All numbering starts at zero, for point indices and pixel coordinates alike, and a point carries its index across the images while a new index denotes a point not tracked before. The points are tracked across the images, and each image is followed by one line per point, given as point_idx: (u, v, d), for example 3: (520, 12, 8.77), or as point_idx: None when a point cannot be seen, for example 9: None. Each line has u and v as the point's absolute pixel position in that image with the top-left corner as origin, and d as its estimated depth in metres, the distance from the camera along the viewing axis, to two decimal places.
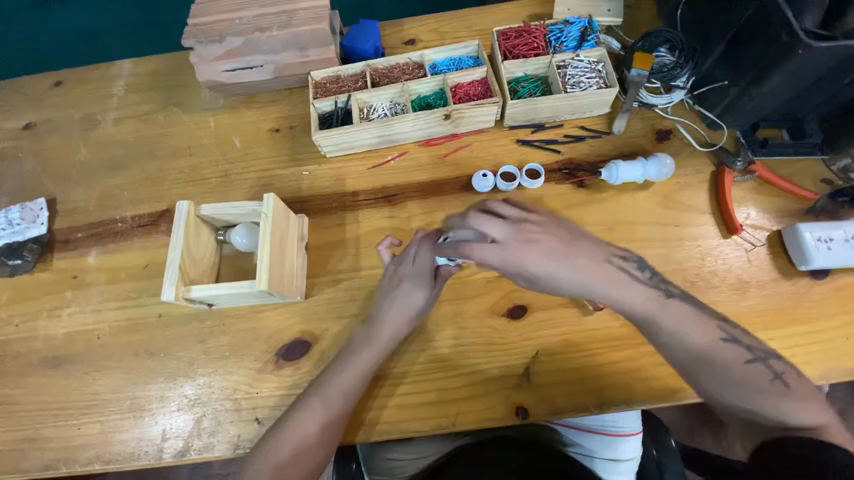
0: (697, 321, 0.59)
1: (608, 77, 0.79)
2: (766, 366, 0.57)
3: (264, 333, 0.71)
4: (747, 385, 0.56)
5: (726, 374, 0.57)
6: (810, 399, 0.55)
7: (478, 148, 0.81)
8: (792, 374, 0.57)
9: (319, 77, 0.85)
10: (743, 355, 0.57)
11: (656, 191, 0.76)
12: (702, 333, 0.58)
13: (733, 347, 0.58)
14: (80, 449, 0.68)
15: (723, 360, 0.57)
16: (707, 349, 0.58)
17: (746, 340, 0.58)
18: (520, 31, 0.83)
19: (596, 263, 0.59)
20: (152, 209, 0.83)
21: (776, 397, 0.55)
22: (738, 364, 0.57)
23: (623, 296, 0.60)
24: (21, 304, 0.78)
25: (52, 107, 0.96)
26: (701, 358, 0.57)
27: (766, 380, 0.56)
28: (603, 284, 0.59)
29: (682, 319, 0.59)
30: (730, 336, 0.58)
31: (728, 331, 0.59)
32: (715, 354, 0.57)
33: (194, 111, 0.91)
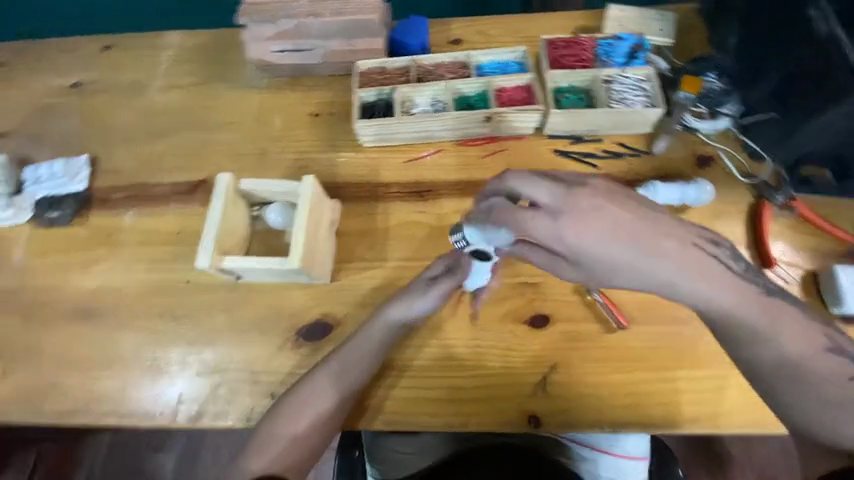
0: (802, 328, 0.56)
1: (654, 97, 0.79)
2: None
3: (287, 311, 0.72)
4: (845, 403, 0.56)
5: (827, 392, 0.56)
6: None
7: (515, 154, 0.81)
8: None
9: (365, 66, 0.85)
10: (847, 371, 0.57)
11: (690, 216, 0.75)
12: (807, 342, 0.56)
13: (838, 359, 0.57)
14: (99, 402, 0.70)
15: (830, 377, 0.56)
16: (813, 360, 0.56)
17: (849, 352, 0.57)
18: (569, 42, 0.83)
19: (699, 258, 0.53)
20: (189, 178, 0.85)
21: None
22: (842, 379, 0.56)
23: (735, 301, 0.54)
24: (54, 255, 0.80)
25: (102, 69, 0.98)
26: (805, 373, 0.56)
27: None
28: (712, 285, 0.53)
29: (789, 326, 0.56)
30: (835, 346, 0.57)
31: (832, 340, 0.57)
32: (820, 368, 0.56)
33: (239, 88, 0.93)
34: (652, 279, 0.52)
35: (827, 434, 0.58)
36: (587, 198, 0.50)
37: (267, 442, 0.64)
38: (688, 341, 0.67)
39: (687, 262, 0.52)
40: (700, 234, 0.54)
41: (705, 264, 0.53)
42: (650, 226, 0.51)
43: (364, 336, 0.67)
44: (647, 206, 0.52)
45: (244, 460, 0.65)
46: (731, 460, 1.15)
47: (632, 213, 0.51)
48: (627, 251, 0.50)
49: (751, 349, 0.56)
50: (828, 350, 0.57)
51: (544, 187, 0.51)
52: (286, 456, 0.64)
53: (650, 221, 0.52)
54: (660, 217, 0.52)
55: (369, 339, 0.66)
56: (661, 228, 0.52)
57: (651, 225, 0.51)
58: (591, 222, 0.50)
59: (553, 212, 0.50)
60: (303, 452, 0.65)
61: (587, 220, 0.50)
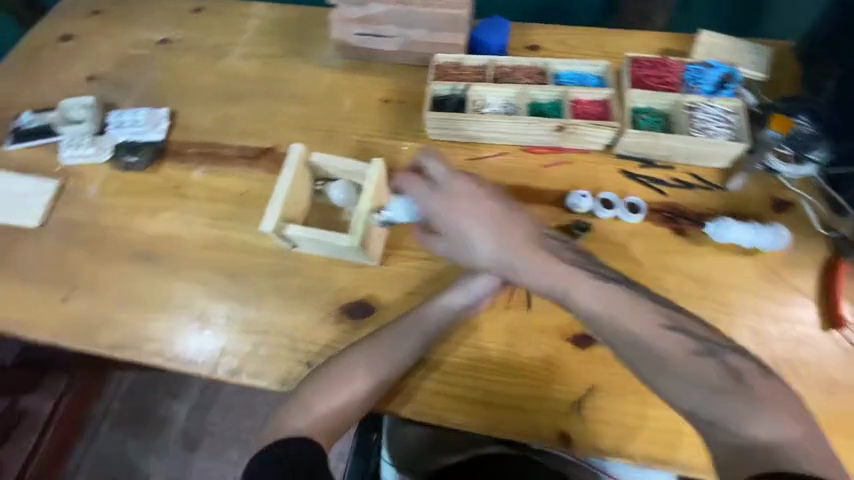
0: (636, 308, 0.57)
1: (739, 132, 0.76)
2: (721, 362, 0.54)
3: (333, 286, 0.74)
4: (697, 381, 0.53)
5: (677, 369, 0.54)
6: (779, 406, 0.51)
7: (581, 168, 0.80)
8: (752, 374, 0.54)
9: (442, 60, 0.86)
10: (686, 346, 0.55)
11: (757, 260, 0.72)
12: (632, 318, 0.56)
13: (679, 337, 0.55)
14: (147, 341, 0.74)
15: (664, 351, 0.55)
16: (636, 330, 0.56)
17: (690, 328, 0.56)
18: (655, 63, 0.81)
19: (531, 240, 0.61)
20: (258, 144, 0.88)
21: (731, 398, 0.52)
22: (683, 355, 0.54)
23: (564, 277, 0.59)
24: (125, 198, 0.85)
25: (189, 29, 1.03)
26: (646, 349, 0.55)
27: (716, 376, 0.53)
28: (533, 261, 0.60)
29: (624, 311, 0.57)
30: (678, 326, 0.56)
31: (676, 321, 0.56)
32: (659, 343, 0.55)
33: (314, 64, 0.96)
34: (482, 250, 0.62)
35: (701, 420, 0.53)
36: (459, 181, 0.65)
37: (301, 408, 0.66)
38: None
39: (511, 238, 0.61)
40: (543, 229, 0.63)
41: (542, 247, 0.60)
42: (466, 202, 0.63)
43: (410, 323, 0.69)
44: (493, 194, 0.64)
45: (275, 422, 0.67)
46: None
47: (488, 195, 0.64)
48: (463, 222, 0.62)
49: (593, 326, 0.58)
50: (668, 326, 0.56)
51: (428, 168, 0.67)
52: (316, 426, 0.66)
53: (480, 199, 0.63)
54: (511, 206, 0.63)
55: (414, 327, 0.68)
56: (500, 211, 0.63)
57: (480, 202, 0.63)
58: (454, 199, 0.63)
59: (434, 184, 0.65)
60: (332, 425, 0.67)
61: (451, 193, 0.64)
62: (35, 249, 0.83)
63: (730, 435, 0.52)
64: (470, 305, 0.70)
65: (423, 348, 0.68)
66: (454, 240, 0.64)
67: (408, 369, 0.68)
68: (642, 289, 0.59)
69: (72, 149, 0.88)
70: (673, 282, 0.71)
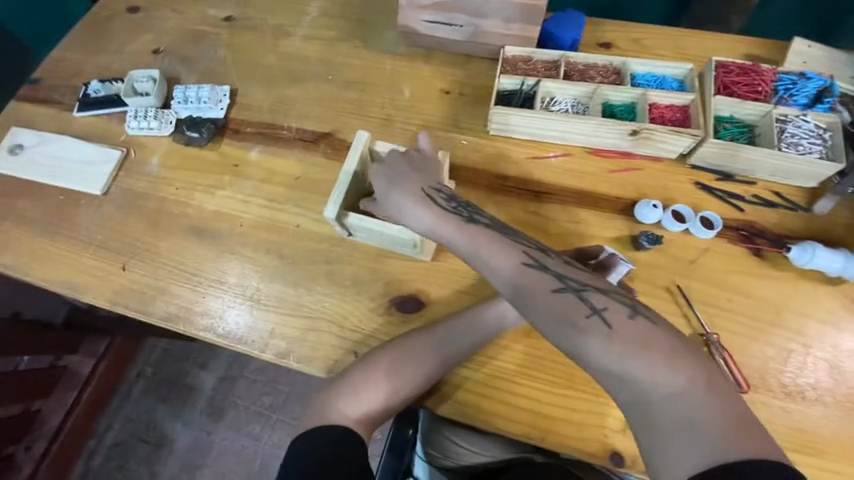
0: (504, 247, 0.60)
1: (833, 150, 0.70)
2: (580, 299, 0.54)
3: (385, 278, 0.73)
4: (563, 321, 0.54)
5: (541, 309, 0.55)
6: (645, 344, 0.51)
7: (651, 176, 0.75)
8: (616, 313, 0.53)
9: (511, 53, 0.83)
10: (550, 285, 0.56)
11: (841, 291, 0.67)
12: (503, 258, 0.59)
13: (539, 274, 0.57)
14: (199, 315, 0.75)
15: (532, 291, 0.56)
16: (510, 274, 0.58)
17: (552, 267, 0.57)
18: (744, 70, 0.76)
19: (422, 193, 0.66)
20: (316, 128, 0.87)
21: (595, 337, 0.52)
22: (546, 293, 0.55)
23: (448, 224, 0.63)
24: (184, 172, 0.86)
25: (253, 8, 1.03)
26: (515, 289, 0.57)
27: (580, 313, 0.53)
28: (422, 209, 0.65)
29: (494, 249, 0.60)
30: (537, 262, 0.58)
31: (534, 258, 0.58)
32: (525, 282, 0.57)
33: (375, 50, 0.94)
34: (393, 206, 0.66)
35: (588, 368, 0.53)
36: (393, 154, 0.71)
37: (348, 396, 0.65)
38: (806, 424, 0.60)
39: (412, 193, 0.66)
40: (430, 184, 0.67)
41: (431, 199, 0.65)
42: (405, 173, 0.68)
43: (463, 321, 0.67)
44: (420, 165, 0.70)
45: (320, 407, 0.66)
46: None
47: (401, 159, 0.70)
48: (384, 184, 0.68)
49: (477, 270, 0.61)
50: (528, 265, 0.57)
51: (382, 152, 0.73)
52: (363, 415, 0.66)
53: (398, 164, 0.69)
54: (418, 167, 0.69)
55: (466, 326, 0.67)
56: (406, 171, 0.68)
57: (393, 166, 0.69)
58: (380, 166, 0.69)
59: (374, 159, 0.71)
60: (375, 417, 0.66)
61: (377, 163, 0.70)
62: (96, 216, 0.85)
63: (622, 385, 0.51)
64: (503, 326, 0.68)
65: (475, 348, 0.66)
66: (381, 204, 0.68)
67: (457, 367, 0.67)
68: (510, 233, 0.62)
69: (137, 120, 0.90)
70: (745, 305, 0.66)
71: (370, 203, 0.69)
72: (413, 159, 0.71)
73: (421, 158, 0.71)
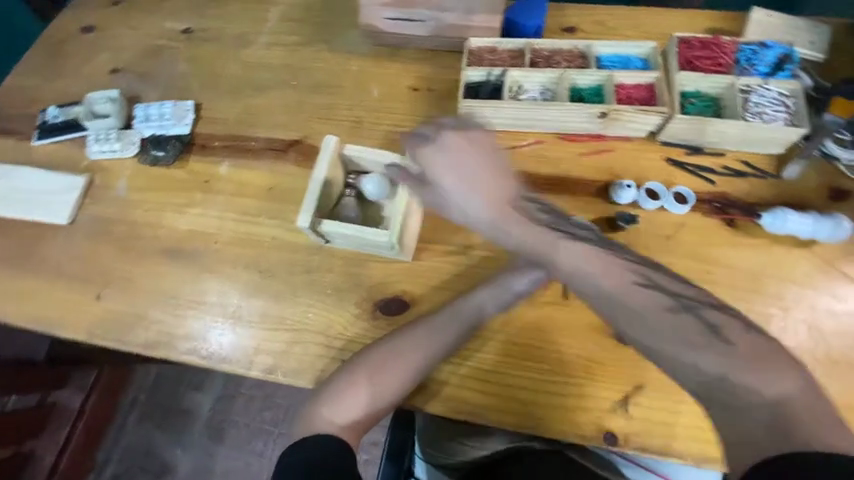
0: (601, 259, 0.56)
1: (797, 115, 0.71)
2: (695, 315, 0.52)
3: (367, 282, 0.72)
4: (682, 340, 0.51)
5: (652, 326, 0.53)
6: (770, 364, 0.49)
7: (623, 156, 0.76)
8: (732, 328, 0.51)
9: (476, 44, 0.82)
10: (661, 302, 0.52)
11: (816, 253, 0.68)
12: (607, 272, 0.55)
13: (649, 291, 0.53)
14: (180, 339, 0.74)
15: (646, 307, 0.52)
16: (617, 290, 0.54)
17: (663, 282, 0.54)
18: (706, 43, 0.76)
19: (501, 196, 0.62)
20: (284, 136, 0.85)
21: (707, 351, 0.50)
22: (657, 310, 0.52)
23: (538, 239, 0.58)
24: (153, 193, 0.84)
25: (211, 18, 1.01)
26: (628, 309, 0.53)
27: (696, 332, 0.51)
28: (510, 221, 0.60)
29: (597, 265, 0.55)
30: (649, 279, 0.54)
31: (645, 275, 0.54)
32: (635, 300, 0.53)
33: (340, 51, 0.92)
34: (463, 208, 0.61)
35: (699, 381, 0.51)
36: (453, 138, 0.63)
37: (334, 401, 0.65)
38: None
39: (491, 196, 0.61)
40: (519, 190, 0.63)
41: (515, 203, 0.60)
42: (475, 168, 0.62)
43: (445, 317, 0.67)
44: (490, 158, 0.63)
45: (307, 416, 0.65)
46: None
47: (474, 148, 0.63)
48: (450, 180, 0.62)
49: (570, 284, 0.57)
50: (640, 283, 0.54)
51: (421, 132, 0.65)
52: (352, 420, 0.65)
53: (474, 156, 0.63)
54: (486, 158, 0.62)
55: (447, 319, 0.67)
56: (489, 166, 0.63)
57: (472, 156, 0.62)
58: (447, 153, 0.63)
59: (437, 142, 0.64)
60: (364, 422, 0.66)
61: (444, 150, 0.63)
62: (64, 246, 0.82)
63: (739, 399, 0.49)
64: (483, 315, 0.67)
65: (458, 342, 0.67)
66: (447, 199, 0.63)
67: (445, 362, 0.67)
68: (613, 246, 0.58)
69: (99, 144, 0.87)
70: (723, 275, 0.67)
71: (416, 192, 0.65)
72: (486, 149, 0.64)
73: (482, 147, 0.64)
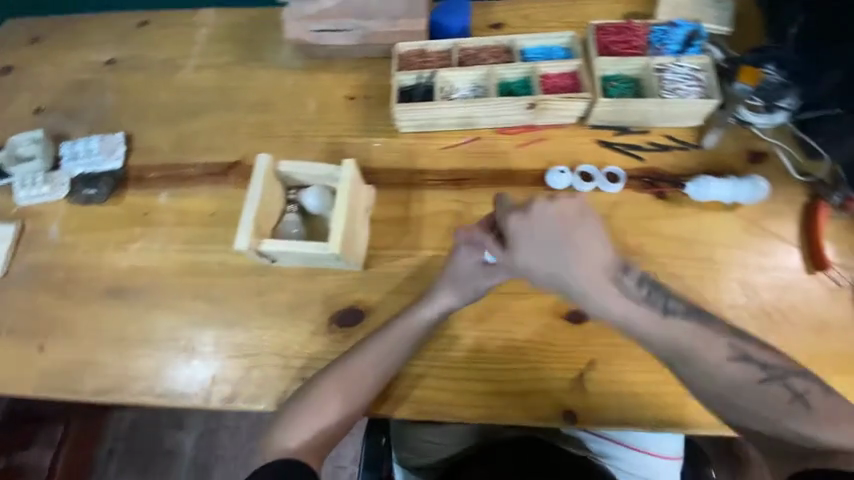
0: (710, 340, 0.58)
1: (709, 88, 0.75)
2: (786, 386, 0.56)
3: (320, 297, 0.72)
4: (765, 407, 0.57)
5: (752, 401, 0.57)
6: (838, 419, 0.54)
7: (556, 144, 0.78)
8: (815, 393, 0.56)
9: (404, 49, 0.82)
10: (756, 377, 0.57)
11: (741, 214, 0.72)
12: (709, 350, 0.57)
13: (747, 367, 0.57)
14: (134, 380, 0.71)
15: (740, 383, 0.57)
16: (721, 369, 0.57)
17: (762, 358, 0.57)
18: (620, 28, 0.80)
19: (599, 268, 0.59)
20: (222, 159, 0.84)
21: (800, 417, 0.55)
22: (753, 384, 0.57)
23: (639, 317, 0.58)
24: (90, 233, 0.81)
25: (136, 46, 0.98)
26: (720, 386, 0.57)
27: (786, 402, 0.56)
28: (612, 303, 0.58)
29: (697, 343, 0.58)
30: (743, 354, 0.57)
31: (739, 349, 0.58)
32: (732, 376, 0.57)
33: (272, 67, 0.90)
34: (553, 281, 0.59)
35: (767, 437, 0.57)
36: (541, 207, 0.59)
37: (295, 422, 0.65)
38: None
39: (579, 267, 0.58)
40: (607, 259, 0.59)
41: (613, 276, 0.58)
42: (566, 246, 0.58)
43: (398, 324, 0.67)
44: (586, 234, 0.58)
45: (272, 438, 0.65)
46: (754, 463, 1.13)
47: (565, 223, 0.59)
48: (545, 264, 0.59)
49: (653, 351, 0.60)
50: (734, 357, 0.57)
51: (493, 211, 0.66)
52: (315, 438, 0.65)
53: (557, 235, 0.59)
54: (568, 228, 0.58)
55: (399, 326, 0.67)
56: (578, 244, 0.58)
57: (559, 236, 0.58)
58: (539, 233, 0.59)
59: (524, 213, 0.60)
60: (330, 436, 0.66)
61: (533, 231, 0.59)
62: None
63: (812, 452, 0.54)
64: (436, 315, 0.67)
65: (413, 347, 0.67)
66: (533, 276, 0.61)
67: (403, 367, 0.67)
68: (712, 319, 0.59)
69: (26, 189, 0.83)
70: (659, 246, 0.71)
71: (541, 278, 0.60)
72: (583, 227, 0.59)
73: (576, 215, 0.59)
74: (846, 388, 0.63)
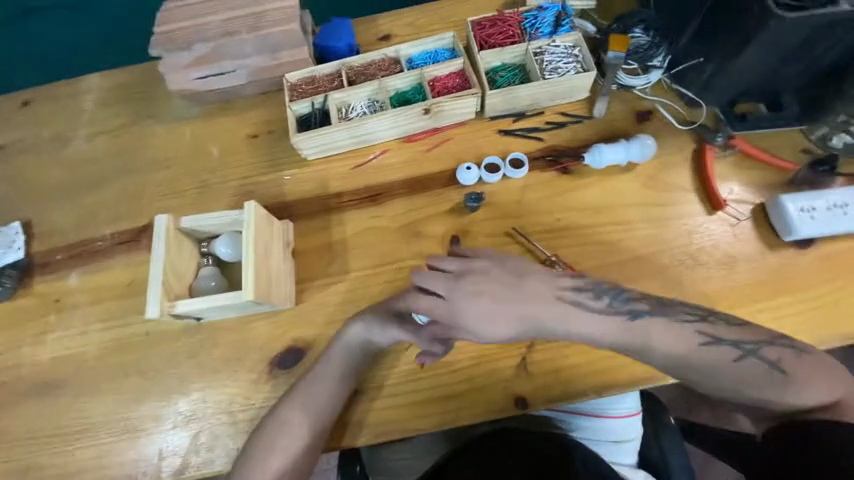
0: (678, 331, 0.59)
1: (585, 61, 0.78)
2: (758, 358, 0.58)
3: (257, 344, 0.70)
4: (746, 384, 0.58)
5: (727, 380, 0.59)
6: (813, 379, 0.57)
7: (460, 141, 0.80)
8: (788, 358, 0.58)
9: (294, 78, 0.82)
10: (729, 356, 0.58)
11: (640, 173, 0.76)
12: (679, 344, 0.59)
13: (719, 348, 0.59)
14: (77, 476, 0.67)
15: (715, 364, 0.58)
16: (695, 356, 0.59)
17: (730, 337, 0.59)
18: (494, 20, 0.82)
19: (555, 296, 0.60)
20: (131, 225, 0.81)
21: (778, 387, 0.57)
22: (728, 364, 0.58)
23: (612, 327, 0.60)
24: (3, 332, 0.76)
25: (21, 127, 0.90)
26: (697, 371, 0.59)
27: (761, 373, 0.58)
28: (580, 321, 0.60)
29: (668, 337, 0.59)
30: (712, 337, 0.59)
31: (709, 333, 0.59)
32: (707, 361, 0.59)
33: (168, 121, 0.88)
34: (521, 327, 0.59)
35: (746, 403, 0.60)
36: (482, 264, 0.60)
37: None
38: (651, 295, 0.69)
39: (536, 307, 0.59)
40: (558, 284, 0.60)
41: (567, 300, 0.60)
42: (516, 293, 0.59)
43: (336, 362, 0.65)
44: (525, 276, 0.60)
45: None
46: None
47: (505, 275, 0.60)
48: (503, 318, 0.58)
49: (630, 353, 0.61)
50: (707, 344, 0.59)
51: (391, 311, 0.65)
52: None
53: (506, 288, 0.59)
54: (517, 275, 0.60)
55: (333, 366, 0.65)
56: (527, 289, 0.59)
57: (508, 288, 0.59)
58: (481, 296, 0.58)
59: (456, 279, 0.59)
60: None
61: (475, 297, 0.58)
62: None
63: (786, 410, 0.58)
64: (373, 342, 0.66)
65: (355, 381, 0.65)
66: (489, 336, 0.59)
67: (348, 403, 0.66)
68: (672, 307, 0.61)
69: None
70: (572, 219, 0.74)
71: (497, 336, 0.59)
72: (518, 271, 0.60)
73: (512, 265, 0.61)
74: (762, 313, 0.68)
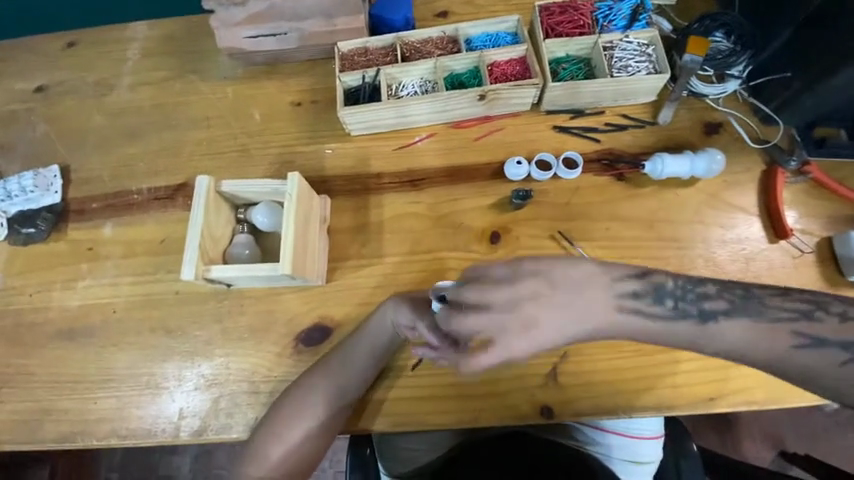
0: (760, 333, 0.50)
1: (659, 62, 0.73)
2: None
3: (284, 318, 0.69)
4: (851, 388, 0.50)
5: (827, 384, 0.50)
6: None
7: (513, 133, 0.76)
8: None
9: (346, 48, 0.79)
10: (834, 360, 0.49)
11: (702, 189, 0.71)
12: (767, 348, 0.50)
13: (820, 351, 0.50)
14: (97, 424, 0.68)
15: (819, 368, 0.50)
16: (784, 361, 0.50)
17: (836, 339, 0.49)
18: (564, 6, 0.77)
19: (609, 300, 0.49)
20: (169, 181, 0.79)
21: None
22: (832, 369, 0.50)
23: (678, 334, 0.51)
24: (34, 274, 0.76)
25: (66, 70, 0.89)
26: (787, 373, 0.51)
27: None
28: (643, 326, 0.50)
29: (750, 345, 0.50)
30: (810, 338, 0.50)
31: (806, 334, 0.50)
32: (804, 367, 0.50)
33: (212, 79, 0.85)
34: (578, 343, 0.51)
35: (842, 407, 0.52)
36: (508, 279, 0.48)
37: (261, 453, 0.62)
38: None
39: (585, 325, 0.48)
40: (614, 285, 0.49)
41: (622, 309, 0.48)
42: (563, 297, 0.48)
43: (361, 346, 0.64)
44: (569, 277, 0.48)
45: (241, 469, 0.64)
46: (741, 424, 1.20)
47: (547, 282, 0.47)
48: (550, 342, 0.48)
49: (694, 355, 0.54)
50: (801, 346, 0.50)
51: (413, 299, 0.64)
52: (284, 464, 0.63)
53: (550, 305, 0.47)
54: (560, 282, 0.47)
55: (356, 349, 0.64)
56: (581, 292, 0.48)
57: (552, 300, 0.47)
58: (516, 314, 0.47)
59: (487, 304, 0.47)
60: (301, 461, 0.64)
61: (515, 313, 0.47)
62: None
63: None
64: (397, 331, 0.64)
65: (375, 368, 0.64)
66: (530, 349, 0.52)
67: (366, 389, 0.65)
68: (754, 303, 0.51)
69: None
70: (621, 229, 0.70)
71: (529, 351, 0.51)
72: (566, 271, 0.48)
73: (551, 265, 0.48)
74: None
